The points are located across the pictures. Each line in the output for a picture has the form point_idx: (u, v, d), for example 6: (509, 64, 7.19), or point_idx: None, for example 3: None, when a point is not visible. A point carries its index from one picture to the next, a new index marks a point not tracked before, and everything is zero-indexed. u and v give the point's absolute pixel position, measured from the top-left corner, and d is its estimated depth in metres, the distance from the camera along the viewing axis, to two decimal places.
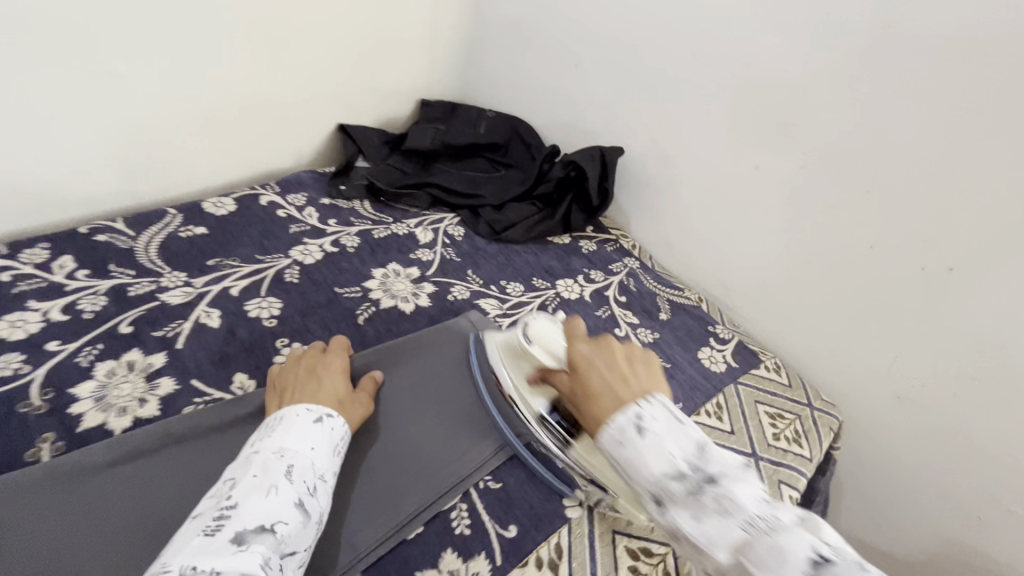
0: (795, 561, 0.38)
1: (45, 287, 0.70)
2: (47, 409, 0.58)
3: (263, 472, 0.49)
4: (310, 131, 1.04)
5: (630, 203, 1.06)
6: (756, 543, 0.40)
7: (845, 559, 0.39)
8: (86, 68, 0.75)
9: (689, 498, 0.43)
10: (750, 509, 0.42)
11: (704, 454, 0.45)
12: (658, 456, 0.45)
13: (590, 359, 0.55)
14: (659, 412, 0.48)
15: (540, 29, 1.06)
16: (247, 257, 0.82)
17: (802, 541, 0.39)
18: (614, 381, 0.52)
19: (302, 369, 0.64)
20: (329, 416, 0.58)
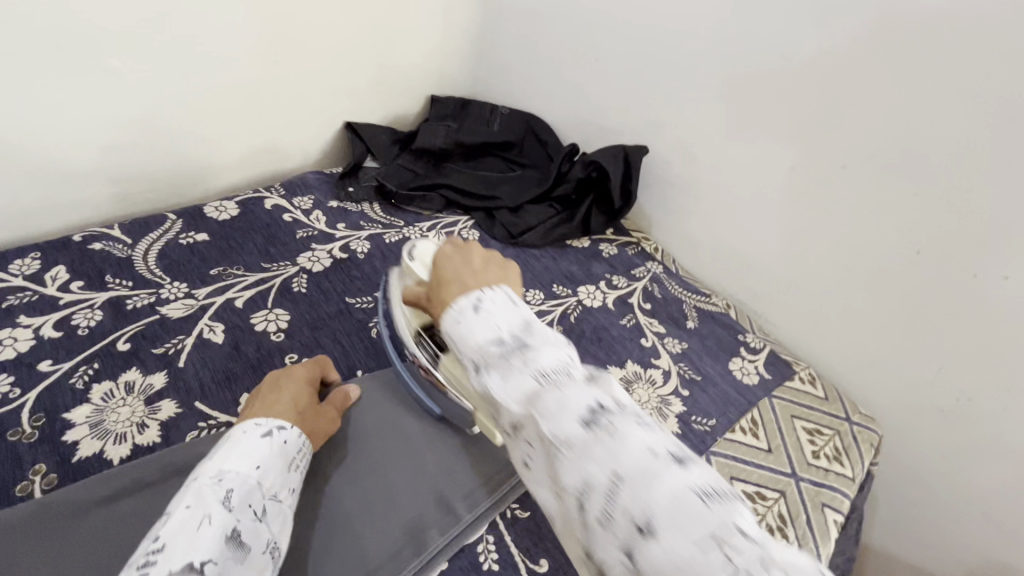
0: (573, 412, 0.34)
1: (37, 300, 0.65)
2: (38, 438, 0.54)
3: (196, 502, 0.43)
4: (316, 130, 1.00)
5: (653, 204, 1.01)
6: (547, 393, 0.35)
7: (626, 408, 0.35)
8: (80, 65, 0.71)
9: (493, 356, 0.38)
10: (546, 362, 0.37)
11: (527, 321, 0.40)
12: (486, 326, 0.39)
13: (446, 256, 0.49)
14: (497, 292, 0.42)
15: (556, 20, 1.00)
16: (252, 265, 0.77)
17: (588, 391, 0.35)
18: (464, 271, 0.46)
19: (265, 381, 0.59)
20: (281, 429, 0.52)
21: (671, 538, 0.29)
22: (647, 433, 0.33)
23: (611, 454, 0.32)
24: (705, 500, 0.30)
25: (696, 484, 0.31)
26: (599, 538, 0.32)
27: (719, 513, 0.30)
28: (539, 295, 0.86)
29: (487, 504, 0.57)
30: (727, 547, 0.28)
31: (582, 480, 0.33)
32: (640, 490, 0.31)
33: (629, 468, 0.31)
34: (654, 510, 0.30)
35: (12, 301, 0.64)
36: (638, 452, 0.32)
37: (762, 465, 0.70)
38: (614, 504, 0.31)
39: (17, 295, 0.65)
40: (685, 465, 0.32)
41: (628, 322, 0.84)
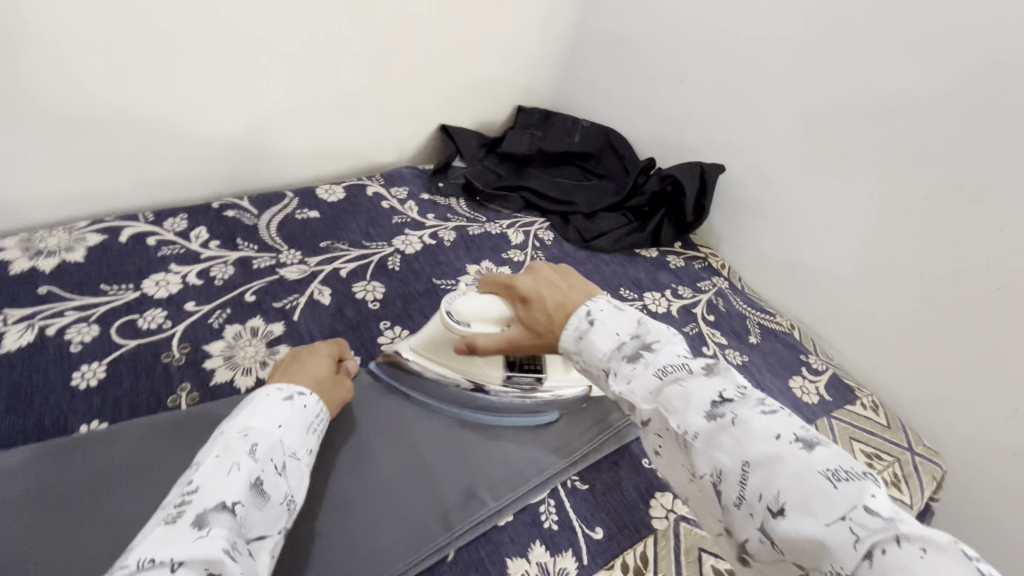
0: (698, 402, 0.44)
1: (183, 253, 0.77)
2: (185, 362, 0.64)
3: (224, 450, 0.44)
4: (415, 130, 1.10)
5: (724, 222, 1.04)
6: (671, 388, 0.46)
7: (747, 400, 0.44)
8: (237, 60, 0.82)
9: (626, 363, 0.50)
10: (665, 363, 0.48)
11: (643, 328, 0.52)
12: (606, 337, 0.52)
13: (536, 288, 0.59)
14: (605, 305, 0.55)
15: (644, 44, 1.07)
16: (355, 242, 0.87)
17: (712, 387, 0.45)
18: (557, 297, 0.58)
19: (288, 359, 0.62)
20: (303, 392, 0.55)
21: (800, 516, 0.36)
22: (771, 420, 0.42)
23: (738, 442, 0.41)
24: (833, 480, 0.37)
25: (819, 462, 0.38)
26: (737, 517, 0.40)
27: (845, 493, 0.36)
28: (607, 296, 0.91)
29: (551, 474, 0.62)
30: (854, 521, 0.35)
31: (715, 466, 0.42)
32: (766, 473, 0.39)
33: (754, 454, 0.40)
34: (783, 489, 0.38)
35: (165, 251, 0.77)
36: (763, 439, 0.40)
37: None
38: (744, 485, 0.40)
39: (169, 247, 0.78)
40: (810, 448, 0.39)
41: (691, 330, 0.88)
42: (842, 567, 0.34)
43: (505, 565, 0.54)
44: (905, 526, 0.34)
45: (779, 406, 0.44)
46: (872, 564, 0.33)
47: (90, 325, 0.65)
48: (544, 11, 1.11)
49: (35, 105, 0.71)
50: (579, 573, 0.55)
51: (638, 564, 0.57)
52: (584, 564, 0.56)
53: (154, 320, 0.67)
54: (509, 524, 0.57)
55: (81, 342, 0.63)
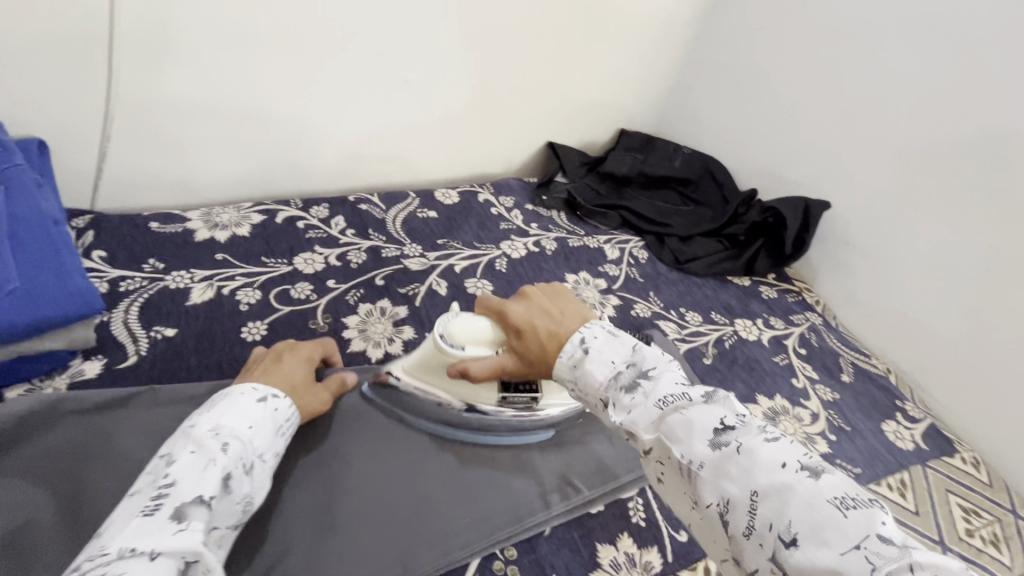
0: (700, 429, 0.44)
1: (325, 237, 0.89)
2: (327, 330, 0.74)
3: (199, 448, 0.45)
4: (525, 145, 1.18)
5: (822, 259, 1.04)
6: (672, 417, 0.46)
7: (748, 426, 0.43)
8: (388, 75, 0.94)
9: (623, 393, 0.49)
10: (664, 392, 0.48)
11: (638, 354, 0.52)
12: (601, 363, 0.52)
13: (529, 318, 0.59)
14: (598, 332, 0.55)
15: (757, 80, 1.10)
16: (468, 242, 0.96)
17: (713, 414, 0.44)
18: (552, 329, 0.57)
19: (270, 356, 0.62)
20: (274, 397, 0.54)
21: (815, 546, 0.36)
22: (776, 448, 0.41)
23: (745, 471, 0.41)
24: (841, 508, 0.37)
25: (829, 491, 0.38)
26: (748, 548, 0.39)
27: (855, 522, 0.36)
28: (698, 317, 0.93)
29: (639, 474, 0.66)
30: (869, 550, 0.34)
31: (723, 495, 0.41)
32: (775, 503, 0.38)
33: (763, 483, 0.40)
34: (794, 519, 0.37)
35: (310, 234, 0.88)
36: (769, 468, 0.40)
37: (909, 523, 0.70)
38: (754, 514, 0.39)
39: (313, 230, 0.89)
40: (816, 476, 0.39)
41: (781, 361, 0.89)
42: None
43: (595, 549, 0.59)
44: (919, 555, 0.34)
45: (779, 432, 0.44)
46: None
47: (255, 290, 0.77)
48: (658, 43, 1.17)
49: (232, 101, 0.85)
50: (663, 568, 0.59)
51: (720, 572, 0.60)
52: (668, 561, 0.59)
53: (303, 292, 0.79)
54: (600, 513, 0.62)
55: (248, 303, 0.75)
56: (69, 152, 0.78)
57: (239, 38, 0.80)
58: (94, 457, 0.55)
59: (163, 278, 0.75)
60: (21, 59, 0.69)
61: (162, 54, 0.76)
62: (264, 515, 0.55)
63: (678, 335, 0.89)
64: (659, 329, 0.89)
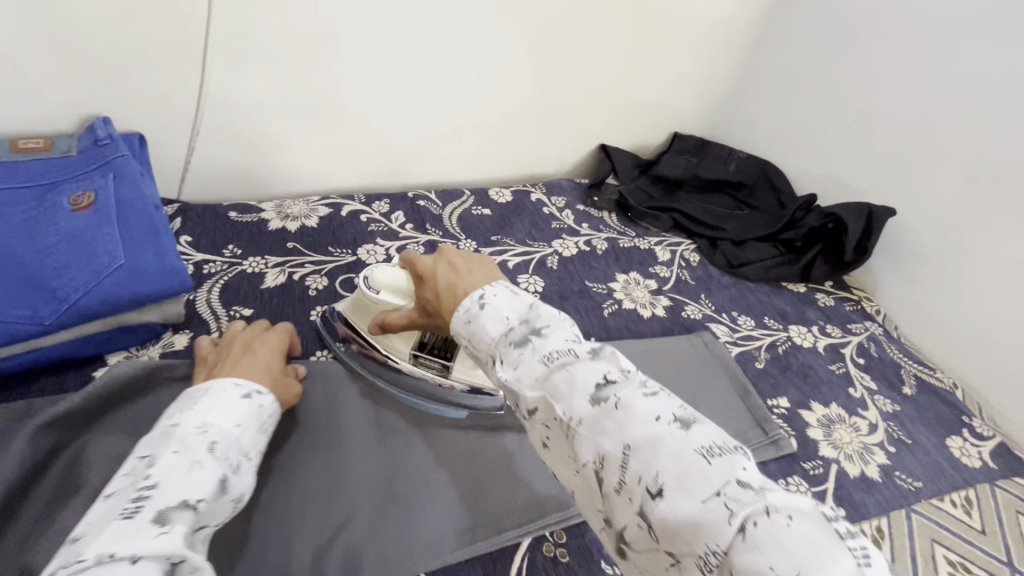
0: (583, 386, 0.42)
1: (386, 231, 0.93)
2: None
3: (183, 447, 0.46)
4: (578, 146, 1.20)
5: (883, 267, 1.01)
6: (557, 374, 0.43)
7: (629, 382, 0.42)
8: (452, 76, 0.98)
9: (513, 348, 0.45)
10: (553, 349, 0.45)
11: (534, 312, 0.48)
12: (496, 320, 0.48)
13: (434, 268, 0.57)
14: (500, 289, 0.50)
15: (819, 84, 1.08)
16: (520, 240, 0.98)
17: (597, 370, 0.43)
18: (452, 281, 0.53)
19: (235, 343, 0.62)
20: (258, 392, 0.55)
21: (677, 495, 0.36)
22: (651, 403, 0.41)
23: (621, 426, 0.40)
24: (706, 456, 0.37)
25: (696, 440, 0.38)
26: (618, 504, 0.38)
27: (718, 468, 0.36)
28: (750, 322, 0.92)
29: None
30: (727, 497, 0.35)
31: (598, 452, 0.40)
32: (646, 456, 0.38)
33: (636, 438, 0.39)
34: (661, 471, 0.37)
35: (373, 227, 0.93)
36: (643, 421, 0.39)
37: (972, 540, 0.67)
38: (625, 469, 0.38)
39: (376, 224, 0.94)
40: (686, 427, 0.39)
41: (838, 370, 0.87)
42: (716, 545, 0.34)
43: None
44: (774, 497, 0.34)
45: (659, 387, 0.43)
46: (745, 538, 0.33)
47: (322, 277, 0.82)
48: (718, 46, 1.16)
49: (308, 99, 0.90)
50: None
51: None
52: None
53: None
54: None
55: (316, 288, 0.80)
56: (163, 143, 0.85)
57: (319, 41, 0.85)
58: None
59: (241, 263, 0.81)
60: (132, 58, 0.76)
61: (251, 55, 0.82)
62: (333, 485, 0.59)
63: (729, 338, 0.88)
64: (710, 331, 0.89)
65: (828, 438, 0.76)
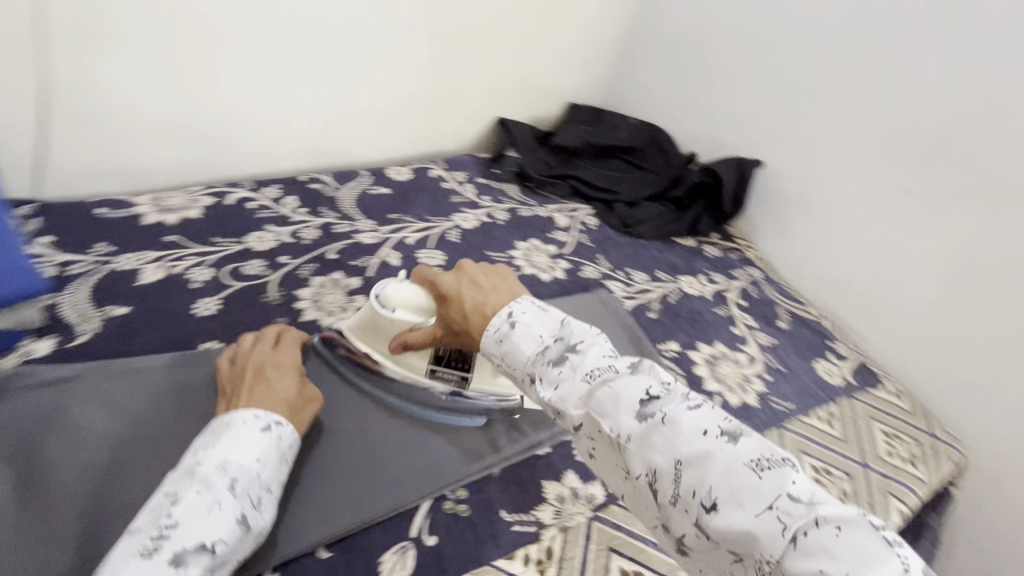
0: (627, 403, 0.46)
1: (278, 217, 0.90)
2: (279, 302, 0.76)
3: (206, 488, 0.46)
4: (476, 121, 1.21)
5: (760, 217, 1.10)
6: (599, 391, 0.47)
7: (672, 396, 0.46)
8: (335, 52, 0.96)
9: (551, 367, 0.50)
10: (592, 365, 0.49)
11: (566, 328, 0.52)
12: (529, 339, 0.51)
13: (457, 287, 0.58)
14: (528, 306, 0.54)
15: (696, 49, 1.15)
16: (420, 216, 0.98)
17: (639, 385, 0.46)
18: (478, 298, 0.56)
19: (246, 369, 0.60)
20: (278, 423, 0.54)
21: (732, 510, 0.40)
22: (696, 416, 0.45)
23: (671, 441, 0.43)
24: (757, 471, 0.41)
25: (745, 455, 0.42)
26: (675, 515, 0.43)
27: (769, 482, 0.40)
28: (644, 277, 0.98)
29: None
30: (780, 510, 0.39)
31: (650, 466, 0.44)
32: (698, 471, 0.42)
33: (686, 452, 0.43)
34: (714, 485, 0.41)
35: (263, 214, 0.90)
36: (691, 437, 0.43)
37: (833, 447, 0.76)
38: (678, 483, 0.43)
39: (266, 211, 0.91)
40: (734, 440, 0.43)
41: (722, 312, 0.94)
42: (769, 555, 0.38)
43: (541, 486, 0.63)
44: (824, 510, 0.38)
45: (702, 398, 0.47)
46: (796, 546, 0.37)
47: (206, 269, 0.78)
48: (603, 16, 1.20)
49: (178, 84, 0.85)
50: (607, 499, 0.63)
51: None
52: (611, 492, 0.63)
53: (256, 269, 0.80)
54: (547, 455, 0.66)
55: (201, 280, 0.76)
56: (10, 139, 0.77)
57: (180, 22, 0.81)
58: (45, 430, 0.56)
59: (112, 261, 0.76)
60: None
61: (105, 36, 0.77)
62: None
63: (625, 293, 0.93)
64: (607, 288, 0.93)
65: (713, 373, 0.82)
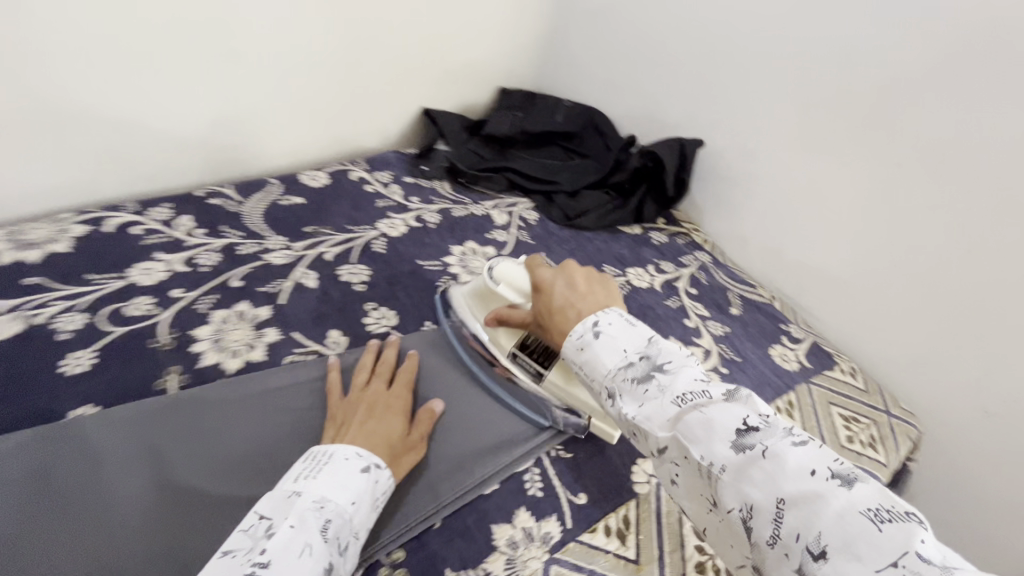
0: (721, 430, 0.42)
1: (169, 242, 0.78)
2: (172, 347, 0.65)
3: (301, 523, 0.45)
4: (398, 114, 1.10)
5: (704, 198, 1.06)
6: (690, 415, 0.44)
7: (773, 429, 0.42)
8: (219, 46, 0.83)
9: (635, 384, 0.47)
10: (683, 388, 0.45)
11: (654, 346, 0.49)
12: (612, 352, 0.50)
13: (553, 279, 0.61)
14: (615, 318, 0.52)
15: (625, 23, 1.08)
16: (340, 227, 0.88)
17: (735, 414, 0.42)
18: (573, 297, 0.57)
19: (363, 403, 0.60)
20: (377, 466, 0.53)
21: (847, 561, 0.34)
22: (802, 454, 0.40)
23: (772, 477, 0.39)
24: (876, 521, 0.35)
25: (860, 501, 0.36)
26: (772, 557, 0.38)
27: (892, 536, 0.34)
28: None
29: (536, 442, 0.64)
30: (908, 569, 0.33)
31: (745, 500, 0.40)
32: (805, 512, 0.37)
33: (790, 490, 0.38)
34: (825, 531, 0.36)
35: (149, 240, 0.77)
36: (797, 475, 0.38)
37: None
38: (780, 523, 0.38)
39: (153, 236, 0.78)
40: (848, 485, 0.37)
41: (674, 304, 0.89)
42: None
43: (492, 532, 0.56)
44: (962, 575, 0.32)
45: (809, 436, 0.42)
46: None
47: (77, 314, 0.66)
48: None
49: (19, 95, 0.71)
50: (564, 536, 0.57)
51: (620, 527, 0.59)
52: (567, 527, 0.58)
53: (140, 308, 0.68)
54: (496, 493, 0.59)
55: (69, 330, 0.64)
56: None
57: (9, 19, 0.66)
58: None
59: None
60: None
61: None
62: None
63: None
64: None
65: None
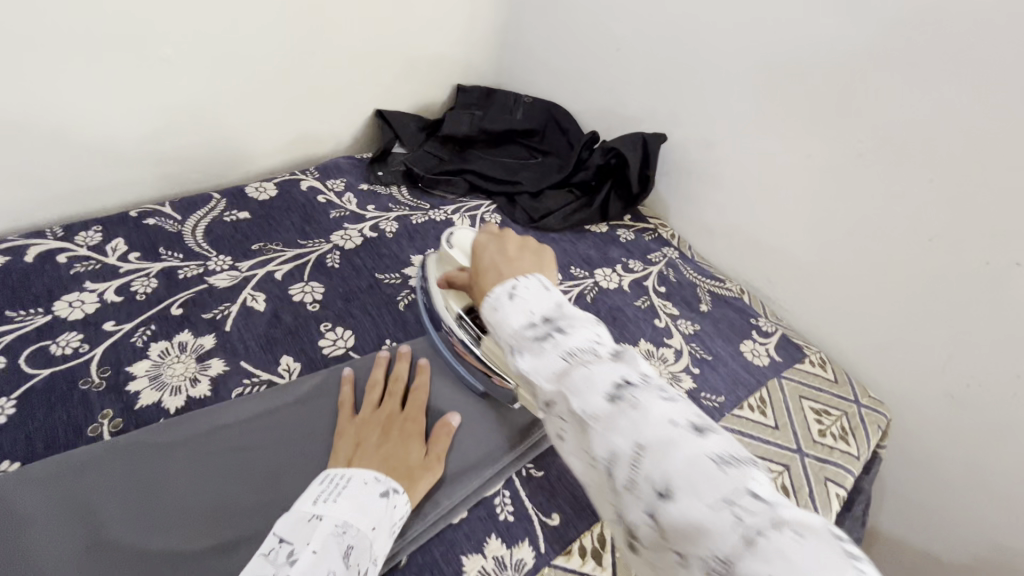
0: (600, 384, 0.39)
1: (99, 269, 0.72)
2: (105, 387, 0.60)
3: (321, 548, 0.46)
4: (349, 117, 1.04)
5: (670, 192, 1.04)
6: (576, 370, 0.40)
7: (649, 384, 0.39)
8: (138, 54, 0.76)
9: (530, 340, 0.43)
10: (574, 344, 0.42)
11: (562, 309, 0.45)
12: (518, 311, 0.45)
13: (487, 243, 0.56)
14: (531, 280, 0.47)
15: (580, 14, 1.04)
16: (291, 241, 0.83)
17: (615, 369, 0.40)
18: (502, 261, 0.52)
19: (376, 425, 0.59)
20: (395, 491, 0.52)
21: (686, 500, 0.33)
22: (667, 406, 0.37)
23: (636, 425, 0.37)
24: (720, 465, 0.34)
25: (710, 447, 0.35)
26: (626, 500, 0.36)
27: (732, 477, 0.33)
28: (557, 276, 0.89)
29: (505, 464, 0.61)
30: (738, 505, 0.32)
31: (608, 449, 0.37)
32: (659, 457, 0.35)
33: (649, 437, 0.36)
34: (672, 475, 0.34)
35: (77, 268, 0.71)
36: (659, 423, 0.36)
37: (769, 440, 0.73)
38: (636, 469, 0.36)
39: (82, 263, 0.72)
40: (702, 434, 0.36)
41: (644, 304, 0.88)
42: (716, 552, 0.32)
43: (461, 563, 0.54)
44: (787, 512, 0.32)
45: (679, 391, 0.40)
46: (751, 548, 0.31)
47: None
48: None
49: None
50: (536, 562, 0.55)
51: (596, 547, 0.58)
52: (540, 552, 0.56)
53: (69, 346, 0.63)
54: (463, 521, 0.56)
55: None
56: None
57: None
58: None
59: None
60: None
61: None
62: None
63: None
64: None
65: None
